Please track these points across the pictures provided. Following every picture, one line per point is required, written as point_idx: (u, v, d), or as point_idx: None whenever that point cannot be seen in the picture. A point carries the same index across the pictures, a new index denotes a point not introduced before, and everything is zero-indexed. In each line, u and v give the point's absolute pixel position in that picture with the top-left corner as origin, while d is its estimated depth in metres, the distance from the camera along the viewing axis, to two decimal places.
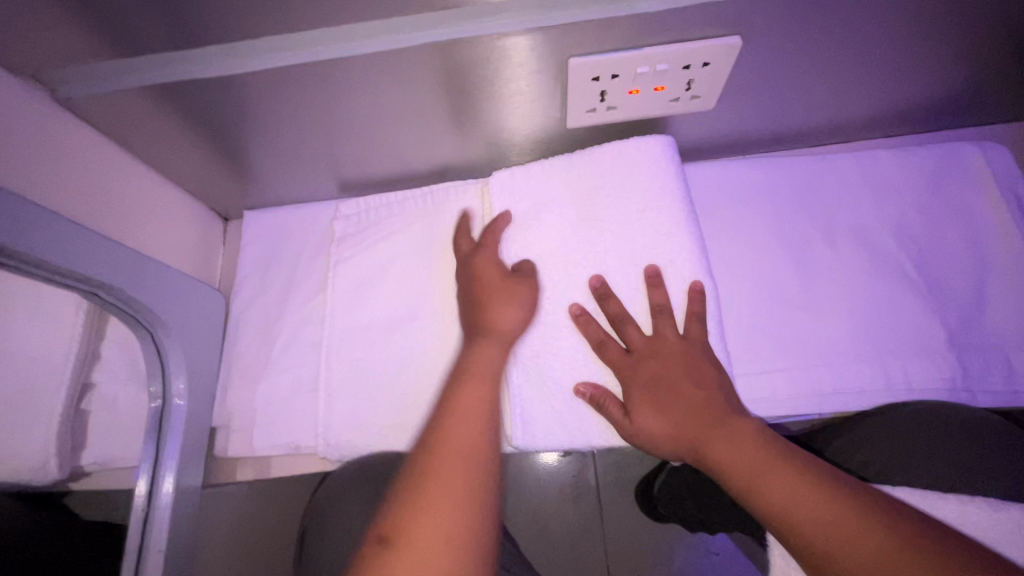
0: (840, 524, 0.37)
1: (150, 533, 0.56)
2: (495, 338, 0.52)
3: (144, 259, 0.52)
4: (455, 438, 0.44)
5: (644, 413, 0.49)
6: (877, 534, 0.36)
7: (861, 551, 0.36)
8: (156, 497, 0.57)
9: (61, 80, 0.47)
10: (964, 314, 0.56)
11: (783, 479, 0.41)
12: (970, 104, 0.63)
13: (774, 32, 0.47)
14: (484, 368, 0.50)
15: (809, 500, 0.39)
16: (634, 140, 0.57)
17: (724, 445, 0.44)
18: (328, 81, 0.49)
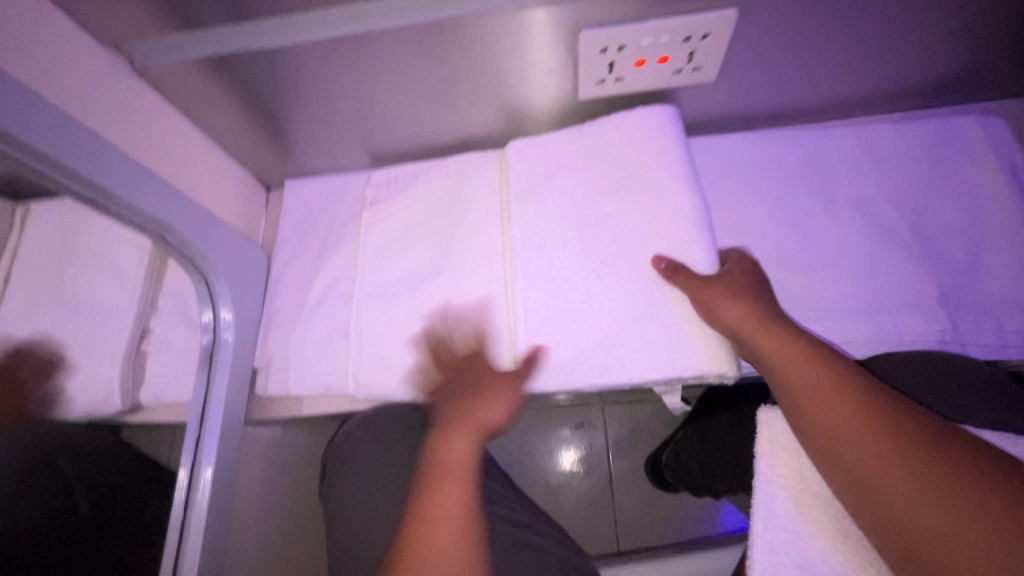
0: (866, 419, 0.43)
1: (193, 484, 0.61)
2: (469, 425, 0.57)
3: (201, 212, 0.59)
4: (444, 541, 0.47)
5: (729, 307, 0.52)
6: (897, 437, 0.41)
7: (876, 448, 0.41)
8: (200, 452, 0.62)
9: (137, 53, 0.54)
10: (958, 274, 0.58)
11: (831, 388, 0.45)
12: (970, 80, 0.65)
13: (772, 8, 0.52)
14: (462, 465, 0.54)
15: (850, 416, 0.43)
16: (638, 110, 0.61)
17: (793, 353, 0.49)
18: (363, 55, 0.56)
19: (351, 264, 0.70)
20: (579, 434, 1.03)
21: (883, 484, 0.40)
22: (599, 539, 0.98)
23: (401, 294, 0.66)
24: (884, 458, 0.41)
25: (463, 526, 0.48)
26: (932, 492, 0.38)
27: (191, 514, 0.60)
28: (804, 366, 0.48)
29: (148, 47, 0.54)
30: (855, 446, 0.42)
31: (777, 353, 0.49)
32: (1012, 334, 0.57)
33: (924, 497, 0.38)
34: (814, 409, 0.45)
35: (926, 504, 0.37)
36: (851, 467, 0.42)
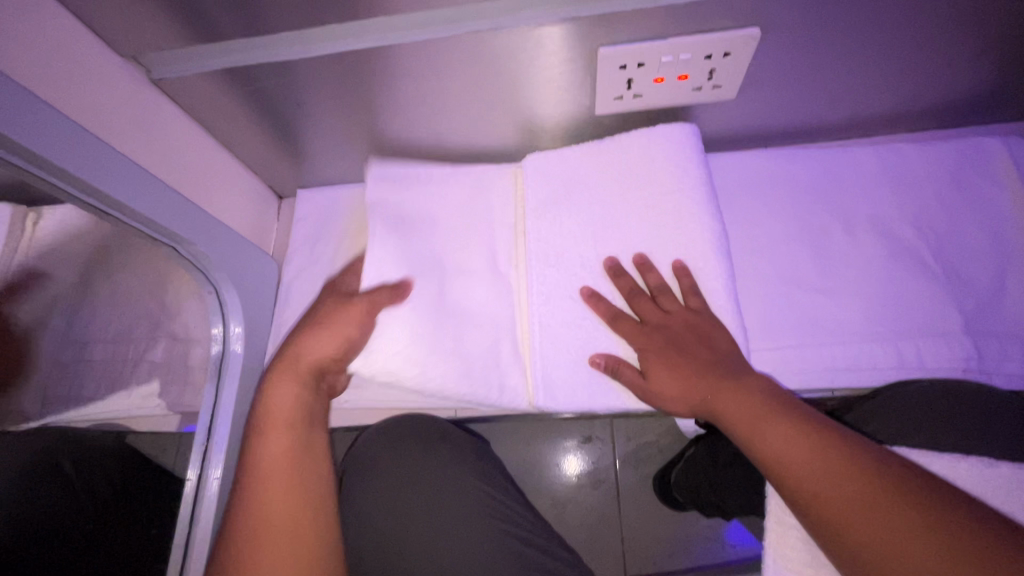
0: (818, 471, 0.41)
1: (202, 493, 0.58)
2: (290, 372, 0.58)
3: (214, 222, 0.59)
4: (276, 504, 0.50)
5: (664, 376, 0.52)
6: (861, 487, 0.40)
7: (844, 499, 0.40)
8: (208, 460, 0.59)
9: (155, 64, 0.55)
10: (982, 300, 0.57)
11: (774, 429, 0.45)
12: (994, 101, 0.64)
13: (796, 26, 0.51)
14: (281, 409, 0.56)
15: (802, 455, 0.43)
16: (659, 127, 0.60)
17: (733, 401, 0.48)
18: (376, 68, 0.55)
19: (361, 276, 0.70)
20: (586, 450, 1.01)
21: (849, 515, 0.39)
22: (605, 558, 0.96)
23: None
24: (846, 510, 0.39)
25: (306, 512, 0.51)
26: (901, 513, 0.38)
27: (195, 533, 0.57)
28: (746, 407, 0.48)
29: (167, 58, 0.54)
30: (818, 482, 0.41)
31: (720, 404, 0.49)
32: None
33: (891, 521, 0.38)
34: (769, 457, 0.45)
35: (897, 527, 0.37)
36: (819, 502, 0.41)
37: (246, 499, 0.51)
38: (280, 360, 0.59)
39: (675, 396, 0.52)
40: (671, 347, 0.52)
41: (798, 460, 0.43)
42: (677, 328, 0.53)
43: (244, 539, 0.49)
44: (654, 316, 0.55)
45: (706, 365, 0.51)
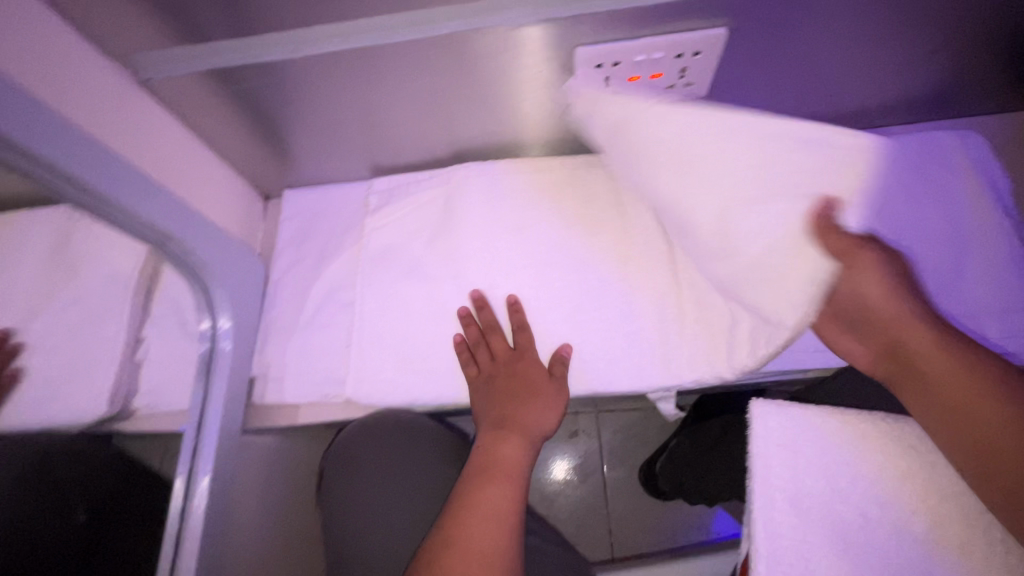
0: (961, 371, 0.48)
1: (193, 486, 0.61)
2: (521, 433, 0.58)
3: (200, 220, 0.60)
4: (482, 543, 0.48)
5: (535, 415, 0.59)
6: (976, 386, 0.48)
7: (952, 385, 0.48)
8: (199, 452, 0.62)
9: (142, 66, 0.55)
10: (940, 285, 0.60)
11: (505, 488, 0.53)
12: (949, 97, 0.68)
13: (762, 26, 0.54)
14: (507, 466, 0.55)
15: (948, 364, 0.49)
16: None
17: (514, 443, 0.57)
18: (363, 68, 0.57)
19: (349, 274, 0.71)
20: (575, 443, 1.03)
21: (962, 404, 0.48)
22: (593, 549, 0.98)
23: (399, 304, 0.66)
24: (975, 401, 0.47)
25: (498, 539, 0.49)
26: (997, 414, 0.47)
27: (188, 521, 0.60)
28: (905, 325, 0.51)
29: (154, 60, 0.55)
30: (965, 403, 0.48)
31: (490, 437, 0.58)
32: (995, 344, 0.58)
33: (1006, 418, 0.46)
34: (503, 463, 0.55)
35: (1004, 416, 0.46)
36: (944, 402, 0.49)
37: (468, 494, 0.52)
38: None
39: (483, 417, 0.61)
40: (511, 380, 0.61)
41: (927, 377, 0.49)
42: (515, 377, 0.61)
43: (445, 543, 0.48)
44: (484, 359, 0.63)
45: (522, 412, 0.59)
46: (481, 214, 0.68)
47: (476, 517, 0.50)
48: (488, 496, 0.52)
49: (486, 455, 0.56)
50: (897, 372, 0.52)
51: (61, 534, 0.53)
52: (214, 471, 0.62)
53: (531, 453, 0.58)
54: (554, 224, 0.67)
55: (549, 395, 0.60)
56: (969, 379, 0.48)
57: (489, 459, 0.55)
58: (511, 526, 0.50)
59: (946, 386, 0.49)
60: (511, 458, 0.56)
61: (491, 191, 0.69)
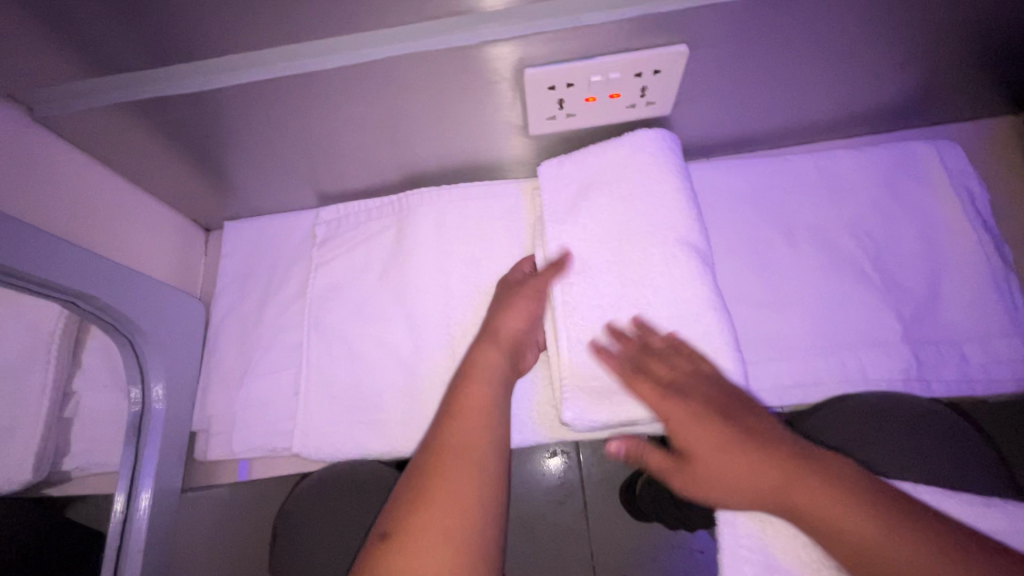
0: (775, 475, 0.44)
1: (129, 532, 0.57)
2: (496, 343, 0.54)
3: (122, 269, 0.54)
4: (457, 470, 0.43)
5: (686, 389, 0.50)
6: (834, 495, 0.42)
7: (818, 499, 0.42)
8: (134, 497, 0.58)
9: (38, 100, 0.50)
10: (919, 308, 0.57)
11: (483, 386, 0.50)
12: (925, 105, 0.64)
13: (723, 43, 0.50)
14: (487, 369, 0.51)
15: (771, 455, 0.45)
16: (627, 138, 0.59)
17: (493, 357, 0.53)
18: (290, 97, 0.52)
19: (296, 314, 0.66)
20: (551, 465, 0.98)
21: (814, 506, 0.42)
22: None
23: (349, 350, 0.63)
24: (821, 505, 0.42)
25: (480, 448, 0.45)
26: (857, 511, 0.41)
27: None
28: (692, 425, 0.48)
29: (52, 95, 0.49)
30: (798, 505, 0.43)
31: (475, 350, 0.54)
32: (977, 368, 0.56)
33: (837, 504, 0.41)
34: (482, 365, 0.52)
35: (844, 512, 0.41)
36: (805, 507, 0.42)
37: (453, 407, 0.48)
38: None
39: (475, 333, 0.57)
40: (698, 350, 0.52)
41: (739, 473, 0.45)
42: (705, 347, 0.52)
43: (426, 467, 0.44)
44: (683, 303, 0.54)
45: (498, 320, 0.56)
46: (433, 248, 0.64)
47: (452, 454, 0.44)
48: (471, 418, 0.47)
49: (473, 359, 0.53)
50: (739, 482, 0.45)
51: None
52: (150, 514, 0.59)
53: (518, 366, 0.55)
54: (511, 259, 0.63)
55: (524, 294, 0.57)
56: (776, 473, 0.44)
57: (467, 365, 0.52)
58: (491, 438, 0.46)
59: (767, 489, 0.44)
60: (492, 363, 0.52)
61: (442, 224, 0.64)
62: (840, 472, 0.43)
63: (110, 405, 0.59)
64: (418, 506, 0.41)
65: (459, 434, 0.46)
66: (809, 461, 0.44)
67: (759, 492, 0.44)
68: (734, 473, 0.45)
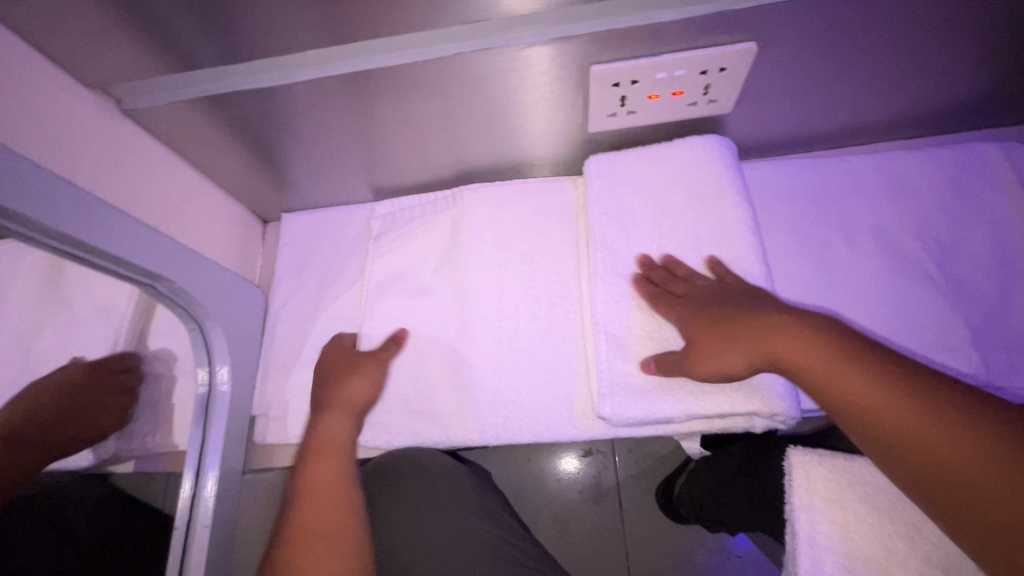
0: (904, 403, 0.40)
1: (196, 511, 0.61)
2: (342, 407, 0.58)
3: (194, 256, 0.57)
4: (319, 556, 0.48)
5: (717, 347, 0.48)
6: (943, 418, 0.39)
7: (914, 422, 0.40)
8: (202, 477, 0.62)
9: (125, 94, 0.52)
10: (986, 313, 0.56)
11: (333, 464, 0.54)
12: (991, 107, 0.63)
13: (791, 42, 0.49)
14: (335, 441, 0.56)
15: (839, 359, 0.43)
16: (683, 141, 0.60)
17: (337, 421, 0.57)
18: (360, 93, 0.53)
19: (351, 303, 0.68)
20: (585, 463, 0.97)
21: (905, 430, 0.40)
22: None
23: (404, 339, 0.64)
24: (924, 434, 0.39)
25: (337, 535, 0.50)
26: (937, 421, 0.39)
27: (190, 555, 0.59)
28: (806, 356, 0.44)
29: (138, 89, 0.52)
30: (908, 430, 0.40)
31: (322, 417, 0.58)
32: None
33: (940, 435, 0.39)
34: (332, 439, 0.56)
35: (929, 437, 0.39)
36: (881, 430, 0.41)
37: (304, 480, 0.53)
38: (320, 406, 0.58)
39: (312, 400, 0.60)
40: (720, 305, 0.51)
41: (856, 377, 0.42)
42: (726, 298, 0.51)
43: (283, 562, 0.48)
44: (687, 287, 0.55)
45: (335, 390, 0.59)
46: (486, 241, 0.65)
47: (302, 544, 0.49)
48: (315, 482, 0.53)
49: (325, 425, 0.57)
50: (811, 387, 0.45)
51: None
52: (216, 492, 0.62)
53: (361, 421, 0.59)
54: (565, 253, 0.64)
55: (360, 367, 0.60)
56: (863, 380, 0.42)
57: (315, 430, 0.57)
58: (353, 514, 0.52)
59: (886, 420, 0.41)
60: (340, 429, 0.57)
61: (498, 217, 0.65)
62: (897, 377, 0.42)
63: (177, 386, 0.61)
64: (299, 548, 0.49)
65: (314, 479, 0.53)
66: (890, 370, 0.42)
67: (851, 403, 0.42)
68: (807, 374, 0.44)
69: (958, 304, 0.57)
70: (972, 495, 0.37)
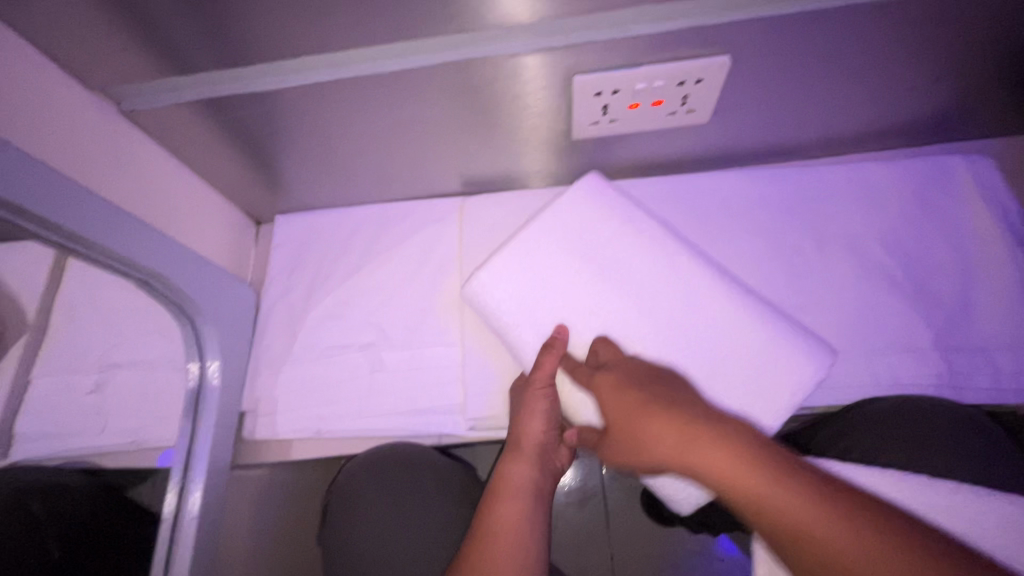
0: (811, 503, 0.38)
1: (184, 507, 0.59)
2: (530, 452, 0.53)
3: (185, 253, 0.58)
4: (508, 546, 0.45)
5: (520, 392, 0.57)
6: (851, 517, 0.37)
7: (827, 525, 0.37)
8: (190, 473, 0.60)
9: (125, 95, 0.54)
10: (951, 316, 0.59)
11: (517, 506, 0.49)
12: (957, 121, 0.66)
13: (763, 57, 0.52)
14: (517, 490, 0.50)
15: (731, 450, 0.42)
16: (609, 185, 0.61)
17: (519, 468, 0.52)
18: (350, 98, 0.55)
19: (342, 302, 0.70)
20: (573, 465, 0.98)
21: (806, 520, 0.37)
22: None
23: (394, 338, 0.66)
24: (835, 536, 0.36)
25: (523, 541, 0.46)
26: (824, 524, 0.37)
27: (177, 550, 0.58)
28: (727, 456, 0.41)
29: (138, 90, 0.54)
30: (805, 527, 0.37)
31: (501, 464, 0.53)
32: (1009, 378, 0.56)
33: (856, 543, 0.35)
34: (511, 485, 0.51)
35: (824, 527, 0.37)
36: (769, 516, 0.38)
37: (497, 513, 0.48)
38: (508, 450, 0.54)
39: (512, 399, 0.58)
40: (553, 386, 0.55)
41: (741, 463, 0.40)
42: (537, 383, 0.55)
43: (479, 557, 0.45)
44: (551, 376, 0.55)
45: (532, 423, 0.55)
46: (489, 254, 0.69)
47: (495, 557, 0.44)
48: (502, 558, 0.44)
49: (498, 481, 0.52)
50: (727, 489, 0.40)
51: (41, 566, 0.52)
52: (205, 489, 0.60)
53: (545, 472, 0.53)
54: None
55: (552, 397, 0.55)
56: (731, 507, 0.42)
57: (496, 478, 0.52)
58: (533, 538, 0.47)
59: (788, 509, 0.38)
60: (520, 478, 0.52)
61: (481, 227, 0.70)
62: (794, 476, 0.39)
63: (167, 381, 0.62)
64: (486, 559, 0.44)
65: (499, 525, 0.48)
66: (789, 464, 0.41)
67: (713, 485, 0.41)
68: (676, 456, 0.44)
69: (923, 308, 0.59)
70: None
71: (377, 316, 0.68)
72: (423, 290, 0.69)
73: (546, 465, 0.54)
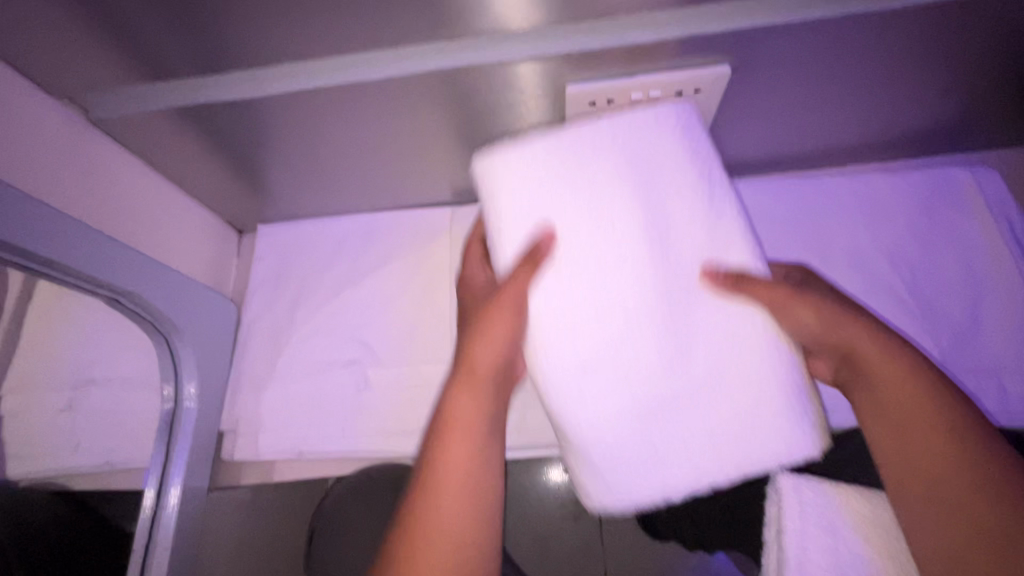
0: (964, 448, 0.38)
1: (157, 531, 0.58)
2: (475, 378, 0.46)
3: (158, 269, 0.55)
4: (450, 521, 0.41)
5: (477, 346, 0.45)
6: (995, 472, 0.37)
7: (939, 448, 0.38)
8: (165, 492, 0.59)
9: (94, 103, 0.51)
10: (957, 336, 0.57)
11: (456, 483, 0.42)
12: (962, 132, 0.64)
13: (763, 67, 0.50)
14: (466, 427, 0.44)
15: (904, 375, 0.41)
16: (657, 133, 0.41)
17: (467, 398, 0.45)
18: (333, 108, 0.52)
19: (327, 316, 0.67)
20: None
21: (906, 418, 0.40)
22: None
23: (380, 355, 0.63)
24: (947, 464, 0.38)
25: (469, 539, 0.41)
26: (954, 457, 0.38)
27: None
28: (873, 362, 0.42)
29: (108, 99, 0.51)
30: (907, 428, 0.40)
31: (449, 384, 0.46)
32: (1017, 401, 0.55)
33: (945, 460, 0.38)
34: (455, 418, 0.44)
35: (945, 447, 0.38)
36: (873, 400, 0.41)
37: (430, 481, 0.42)
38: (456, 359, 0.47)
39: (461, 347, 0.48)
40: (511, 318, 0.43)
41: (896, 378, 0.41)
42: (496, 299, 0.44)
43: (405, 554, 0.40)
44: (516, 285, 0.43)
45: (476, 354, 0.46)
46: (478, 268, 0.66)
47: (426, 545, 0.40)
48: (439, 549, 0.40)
49: (443, 408, 0.45)
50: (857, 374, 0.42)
51: None
52: (180, 508, 0.59)
53: (498, 400, 0.46)
54: None
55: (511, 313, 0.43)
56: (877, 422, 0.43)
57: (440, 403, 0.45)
58: (480, 516, 0.42)
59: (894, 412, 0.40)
60: (467, 413, 0.45)
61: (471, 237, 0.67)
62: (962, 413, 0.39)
63: (140, 402, 0.60)
64: (422, 544, 0.40)
65: (435, 518, 0.41)
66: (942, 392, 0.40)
67: (889, 414, 0.40)
68: (873, 391, 0.41)
69: (928, 328, 0.57)
70: (938, 503, 0.38)
71: (363, 332, 0.66)
72: (411, 305, 0.67)
73: (496, 410, 0.46)
